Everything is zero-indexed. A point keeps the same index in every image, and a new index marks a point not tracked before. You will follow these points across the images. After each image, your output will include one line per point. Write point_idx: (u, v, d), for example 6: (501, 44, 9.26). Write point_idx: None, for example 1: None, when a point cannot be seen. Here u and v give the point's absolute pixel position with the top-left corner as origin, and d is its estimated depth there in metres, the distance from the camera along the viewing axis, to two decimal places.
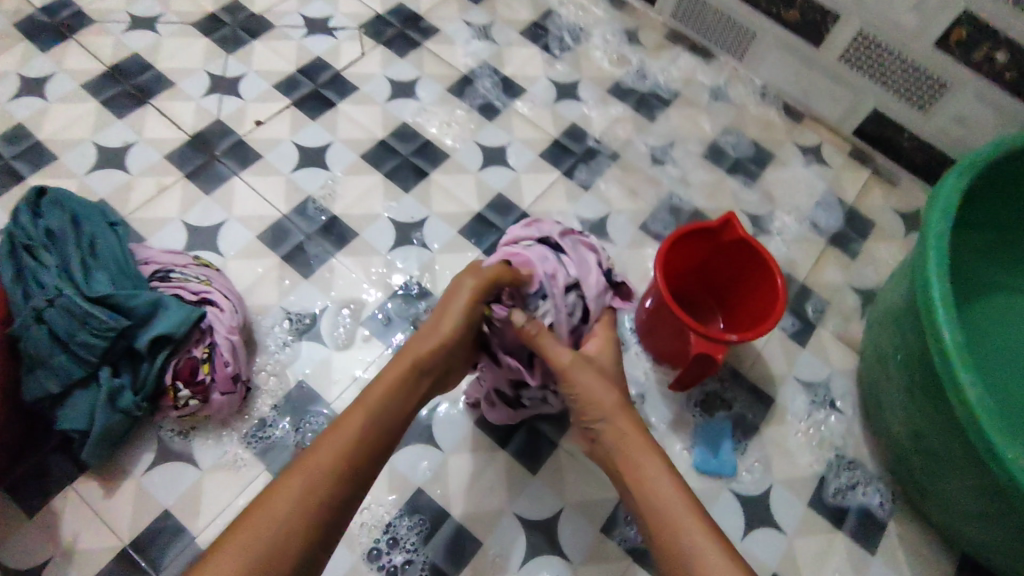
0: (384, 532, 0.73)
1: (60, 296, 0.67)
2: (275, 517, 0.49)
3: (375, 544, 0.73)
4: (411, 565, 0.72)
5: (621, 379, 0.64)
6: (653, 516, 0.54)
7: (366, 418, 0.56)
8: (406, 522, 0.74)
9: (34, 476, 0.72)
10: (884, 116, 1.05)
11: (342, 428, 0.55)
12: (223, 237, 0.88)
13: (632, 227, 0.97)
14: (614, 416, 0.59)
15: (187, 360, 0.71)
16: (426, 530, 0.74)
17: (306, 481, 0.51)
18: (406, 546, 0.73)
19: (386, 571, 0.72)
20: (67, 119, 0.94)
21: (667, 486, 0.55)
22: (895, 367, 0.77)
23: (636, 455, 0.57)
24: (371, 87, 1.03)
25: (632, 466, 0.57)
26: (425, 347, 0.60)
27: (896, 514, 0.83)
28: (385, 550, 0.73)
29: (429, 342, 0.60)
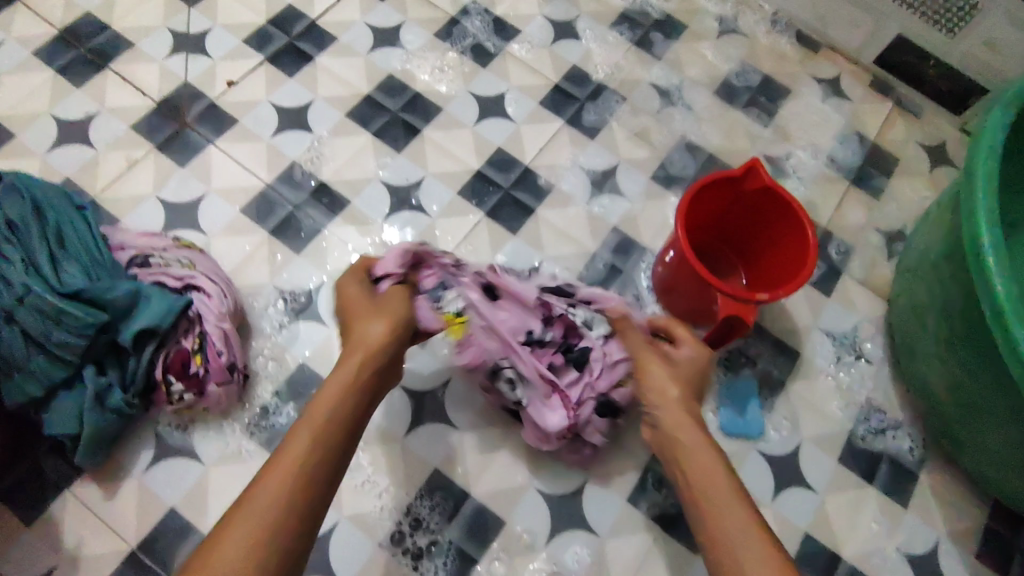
0: (405, 513, 0.70)
1: (29, 293, 0.61)
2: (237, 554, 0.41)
3: (397, 527, 0.70)
4: (437, 546, 0.69)
5: (696, 380, 0.62)
6: (701, 499, 0.52)
7: (314, 427, 0.48)
8: (427, 503, 0.71)
9: (28, 482, 0.68)
10: (908, 43, 0.96)
11: (282, 453, 0.46)
12: (204, 212, 0.81)
13: (643, 178, 0.90)
14: (672, 406, 0.58)
15: (177, 352, 0.66)
16: (449, 510, 0.71)
17: (260, 504, 0.43)
18: (430, 527, 0.70)
19: (411, 554, 0.69)
20: (20, 91, 0.86)
21: (715, 474, 0.52)
22: (932, 317, 0.73)
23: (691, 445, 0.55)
24: (351, 37, 0.94)
25: (684, 452, 0.55)
26: (359, 346, 0.55)
27: (928, 464, 0.80)
28: (408, 532, 0.69)
29: (359, 339, 0.56)
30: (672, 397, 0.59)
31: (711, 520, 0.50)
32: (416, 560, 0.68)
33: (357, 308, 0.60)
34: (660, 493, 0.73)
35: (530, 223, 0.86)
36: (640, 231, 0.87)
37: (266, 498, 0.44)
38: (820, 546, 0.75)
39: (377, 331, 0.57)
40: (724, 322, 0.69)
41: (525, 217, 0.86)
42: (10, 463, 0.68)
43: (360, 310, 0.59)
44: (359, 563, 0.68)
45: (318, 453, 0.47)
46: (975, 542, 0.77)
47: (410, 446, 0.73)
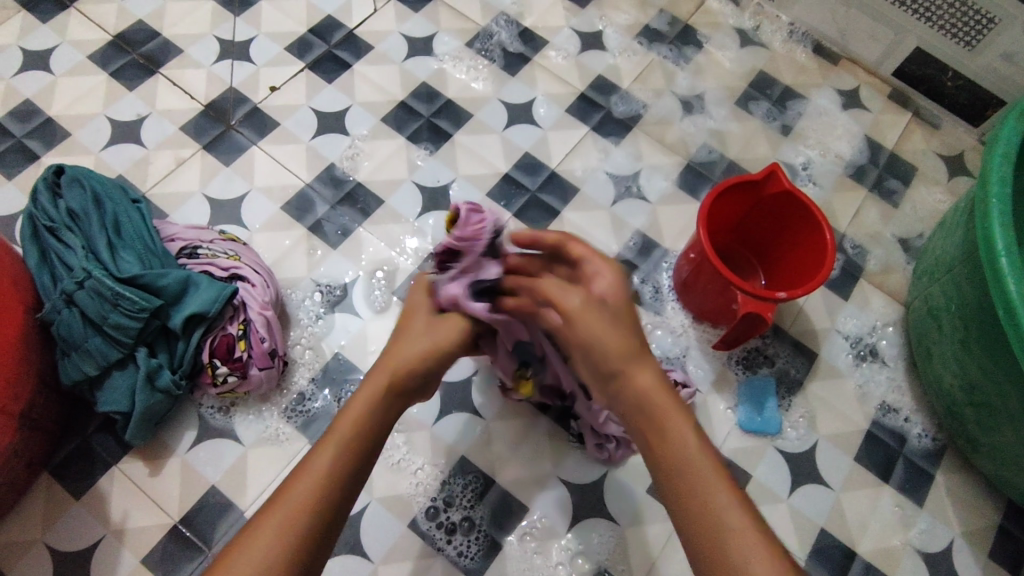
0: (439, 489, 0.73)
1: (90, 278, 0.66)
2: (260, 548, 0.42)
3: (432, 503, 0.73)
4: (469, 522, 0.72)
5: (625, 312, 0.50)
6: (683, 491, 0.44)
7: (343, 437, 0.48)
8: (460, 481, 0.74)
9: (78, 457, 0.72)
10: (927, 55, 0.99)
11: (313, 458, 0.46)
12: (246, 209, 0.86)
13: (665, 182, 0.94)
14: (628, 363, 0.47)
15: (222, 338, 0.70)
16: (480, 488, 0.74)
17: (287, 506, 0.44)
18: (462, 503, 0.73)
19: (445, 529, 0.72)
20: (77, 93, 0.91)
21: (698, 454, 0.45)
22: (948, 319, 0.75)
23: (676, 433, 0.45)
24: (387, 46, 0.98)
25: (656, 432, 0.46)
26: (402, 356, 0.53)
27: (944, 466, 0.81)
28: (442, 508, 0.73)
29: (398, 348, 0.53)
30: (624, 365, 0.47)
31: (693, 502, 0.44)
32: (449, 535, 0.72)
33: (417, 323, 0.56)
34: None
35: (555, 225, 0.89)
36: (662, 233, 0.90)
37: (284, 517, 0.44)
38: (835, 542, 0.77)
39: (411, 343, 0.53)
40: (745, 319, 0.71)
41: (551, 219, 0.89)
42: (64, 439, 0.72)
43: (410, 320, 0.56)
44: (390, 542, 0.71)
45: (346, 463, 0.47)
46: (989, 544, 0.78)
47: (438, 433, 0.76)
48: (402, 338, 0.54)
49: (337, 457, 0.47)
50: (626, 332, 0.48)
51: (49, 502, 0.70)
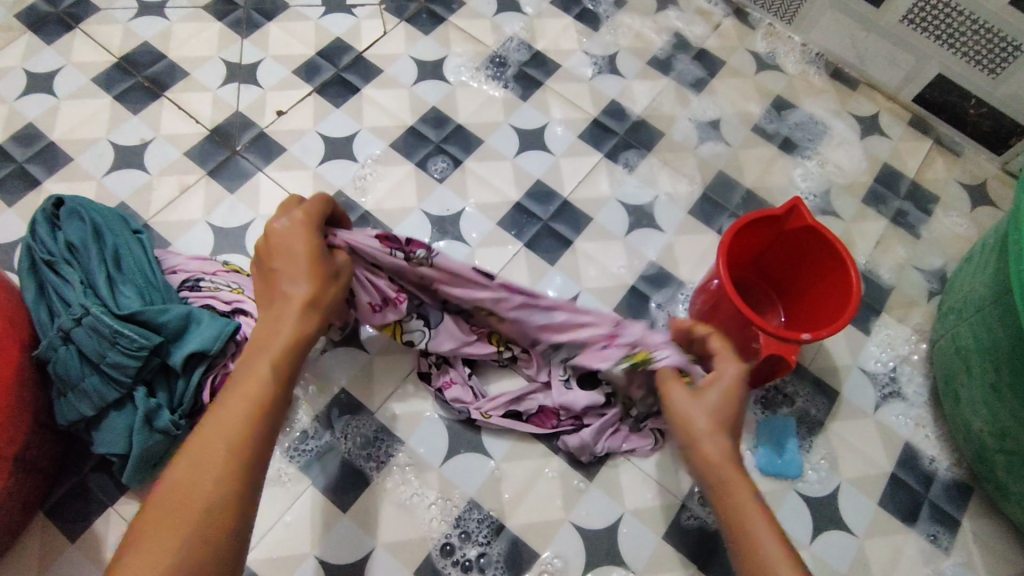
0: (454, 525, 0.71)
1: (88, 314, 0.63)
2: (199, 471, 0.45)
3: (447, 539, 0.70)
4: (485, 559, 0.70)
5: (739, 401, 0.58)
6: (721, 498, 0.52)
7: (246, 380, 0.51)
8: (475, 516, 0.72)
9: (75, 497, 0.69)
10: (950, 82, 0.96)
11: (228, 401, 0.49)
12: (250, 238, 0.83)
13: (680, 212, 0.91)
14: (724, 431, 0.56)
15: (223, 375, 0.68)
16: (496, 524, 0.71)
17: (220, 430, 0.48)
18: (478, 539, 0.71)
19: (460, 567, 0.70)
20: (80, 116, 0.89)
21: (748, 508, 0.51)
22: (978, 361, 0.72)
23: (741, 491, 0.52)
24: (396, 69, 0.96)
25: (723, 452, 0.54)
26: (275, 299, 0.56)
27: (970, 511, 0.78)
28: (457, 545, 0.70)
29: (285, 290, 0.56)
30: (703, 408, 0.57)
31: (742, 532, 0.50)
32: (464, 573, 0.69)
33: (308, 253, 0.58)
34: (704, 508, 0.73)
35: (568, 255, 0.86)
36: (677, 264, 0.87)
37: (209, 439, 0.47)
38: None
39: (295, 266, 0.57)
40: (765, 361, 0.69)
41: (564, 248, 0.87)
42: (60, 478, 0.70)
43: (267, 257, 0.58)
44: None
45: (245, 405, 0.49)
46: None
47: (447, 474, 0.73)
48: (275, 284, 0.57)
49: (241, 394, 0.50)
50: (723, 412, 0.56)
51: (44, 546, 0.67)
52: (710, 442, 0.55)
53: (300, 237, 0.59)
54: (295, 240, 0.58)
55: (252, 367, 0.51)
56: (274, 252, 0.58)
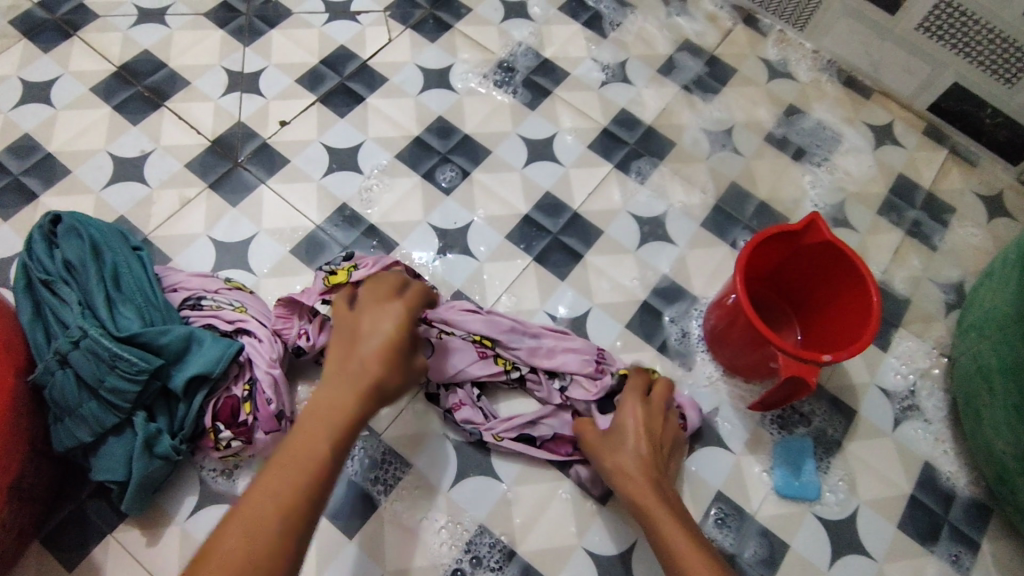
0: (465, 550, 0.69)
1: (86, 337, 0.61)
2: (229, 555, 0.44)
3: (457, 564, 0.69)
4: None
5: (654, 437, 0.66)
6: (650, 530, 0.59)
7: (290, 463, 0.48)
8: (486, 540, 0.70)
9: (72, 524, 0.67)
10: (966, 91, 0.94)
11: (267, 482, 0.47)
12: (253, 253, 0.81)
13: (692, 225, 0.89)
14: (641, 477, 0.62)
15: (226, 400, 0.66)
16: (507, 549, 0.70)
17: (250, 511, 0.46)
18: (489, 564, 0.69)
19: None
20: (78, 127, 0.87)
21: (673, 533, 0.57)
22: (1000, 381, 0.70)
23: (663, 522, 0.58)
24: (401, 78, 0.94)
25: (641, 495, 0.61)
26: (343, 373, 0.54)
27: (990, 534, 0.76)
28: (468, 570, 0.68)
29: (359, 360, 0.54)
30: (617, 452, 0.64)
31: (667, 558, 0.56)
32: None
33: (392, 341, 0.56)
34: (722, 532, 0.73)
35: (578, 269, 0.84)
36: (690, 279, 0.85)
37: (243, 522, 0.46)
38: None
39: (377, 345, 0.55)
40: (784, 383, 0.66)
41: (573, 263, 0.85)
42: (57, 504, 0.68)
43: (353, 328, 0.57)
44: None
45: (286, 492, 0.47)
46: None
47: (456, 498, 0.71)
48: (350, 359, 0.55)
49: (287, 476, 0.48)
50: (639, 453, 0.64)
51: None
52: (638, 479, 0.62)
53: (390, 323, 0.57)
54: (383, 326, 0.57)
55: (307, 444, 0.50)
56: (360, 331, 0.56)
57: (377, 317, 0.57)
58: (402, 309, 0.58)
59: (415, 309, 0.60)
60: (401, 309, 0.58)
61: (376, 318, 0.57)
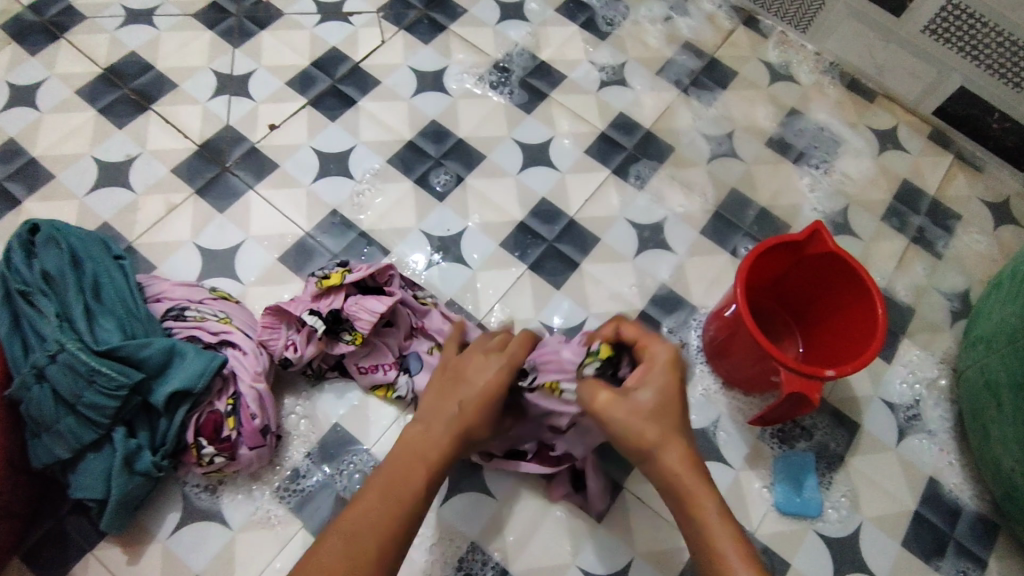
0: (457, 568, 0.67)
1: (63, 351, 0.59)
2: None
3: None
4: None
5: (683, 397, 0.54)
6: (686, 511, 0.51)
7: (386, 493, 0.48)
8: (478, 558, 0.68)
9: (51, 542, 0.65)
10: (972, 95, 0.92)
11: (361, 508, 0.47)
12: (240, 261, 0.79)
13: (691, 232, 0.87)
14: (667, 442, 0.51)
15: (209, 415, 0.64)
16: (500, 567, 0.68)
17: (345, 533, 0.46)
18: None
19: None
20: (63, 131, 0.85)
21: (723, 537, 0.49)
22: (1010, 396, 0.68)
23: (700, 498, 0.51)
24: (394, 80, 0.92)
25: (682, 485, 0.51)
26: (443, 414, 0.52)
27: (997, 551, 0.74)
28: None
29: (458, 405, 0.53)
30: (643, 421, 0.52)
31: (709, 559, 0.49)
32: None
33: (492, 388, 0.54)
34: None
35: (574, 278, 0.82)
36: (689, 287, 0.83)
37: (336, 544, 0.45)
38: None
39: (479, 393, 0.53)
40: (786, 398, 0.64)
41: (569, 271, 0.83)
42: (35, 521, 0.66)
43: (460, 369, 0.55)
44: None
45: (387, 524, 0.47)
46: None
47: (447, 514, 0.69)
48: (450, 398, 0.53)
49: (389, 509, 0.47)
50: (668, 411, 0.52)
51: None
52: (669, 447, 0.51)
53: (496, 369, 0.55)
54: (486, 371, 0.54)
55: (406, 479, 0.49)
56: (463, 372, 0.55)
57: (484, 360, 0.55)
58: (507, 356, 0.55)
59: (518, 360, 0.56)
60: (505, 356, 0.55)
61: (478, 364, 0.55)
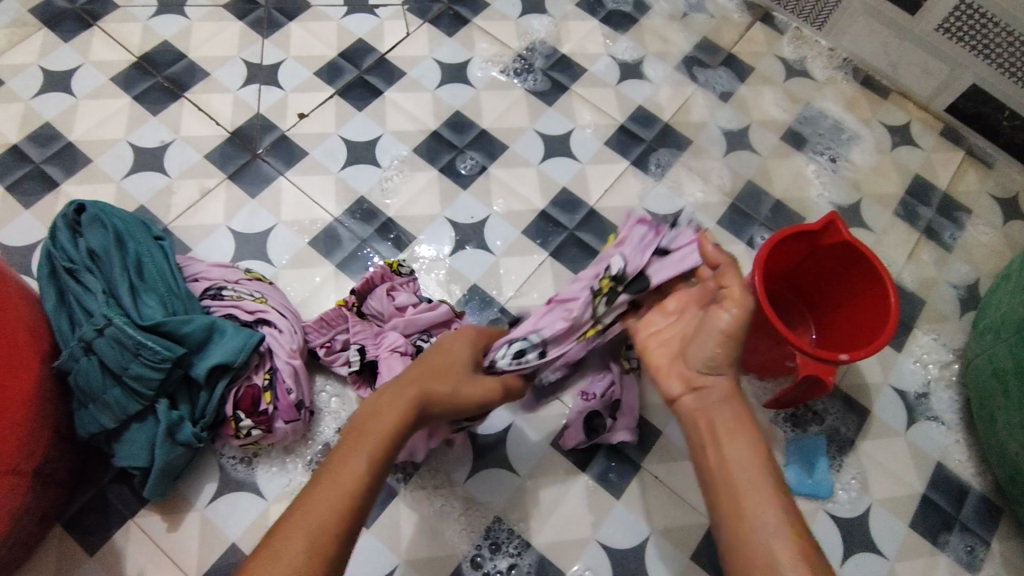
0: (484, 537, 0.70)
1: (110, 325, 0.62)
2: (314, 513, 0.43)
3: (477, 551, 0.69)
4: (516, 569, 0.69)
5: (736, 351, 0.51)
6: (712, 453, 0.49)
7: (372, 439, 0.48)
8: (505, 527, 0.71)
9: (93, 509, 0.68)
10: (983, 93, 0.94)
11: (343, 458, 0.46)
12: (272, 245, 0.82)
13: (708, 222, 0.89)
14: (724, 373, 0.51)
15: (248, 389, 0.67)
16: (525, 536, 0.71)
17: (332, 474, 0.45)
18: (509, 550, 0.70)
19: None
20: (99, 117, 0.88)
21: (749, 471, 0.47)
22: (1015, 384, 0.71)
23: (732, 449, 0.48)
24: (419, 72, 0.95)
25: (715, 427, 0.50)
26: (427, 367, 0.55)
27: (1000, 533, 0.77)
28: (487, 556, 0.69)
29: (440, 368, 0.56)
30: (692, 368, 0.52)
31: (730, 502, 0.46)
32: None
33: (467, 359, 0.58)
34: None
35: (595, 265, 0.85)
36: None
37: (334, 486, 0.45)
38: None
39: (457, 360, 0.57)
40: (801, 381, 0.67)
41: (590, 259, 0.85)
42: (79, 489, 0.69)
43: (439, 345, 0.59)
44: None
45: (376, 465, 0.47)
46: None
47: (473, 489, 0.72)
48: (423, 362, 0.56)
49: (375, 455, 0.47)
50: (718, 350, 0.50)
51: (62, 558, 0.66)
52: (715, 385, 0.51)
53: (468, 342, 0.60)
54: (460, 344, 0.60)
55: (381, 417, 0.50)
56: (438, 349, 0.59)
57: (459, 333, 0.61)
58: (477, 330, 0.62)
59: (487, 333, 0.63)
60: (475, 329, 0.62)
61: (450, 336, 0.60)
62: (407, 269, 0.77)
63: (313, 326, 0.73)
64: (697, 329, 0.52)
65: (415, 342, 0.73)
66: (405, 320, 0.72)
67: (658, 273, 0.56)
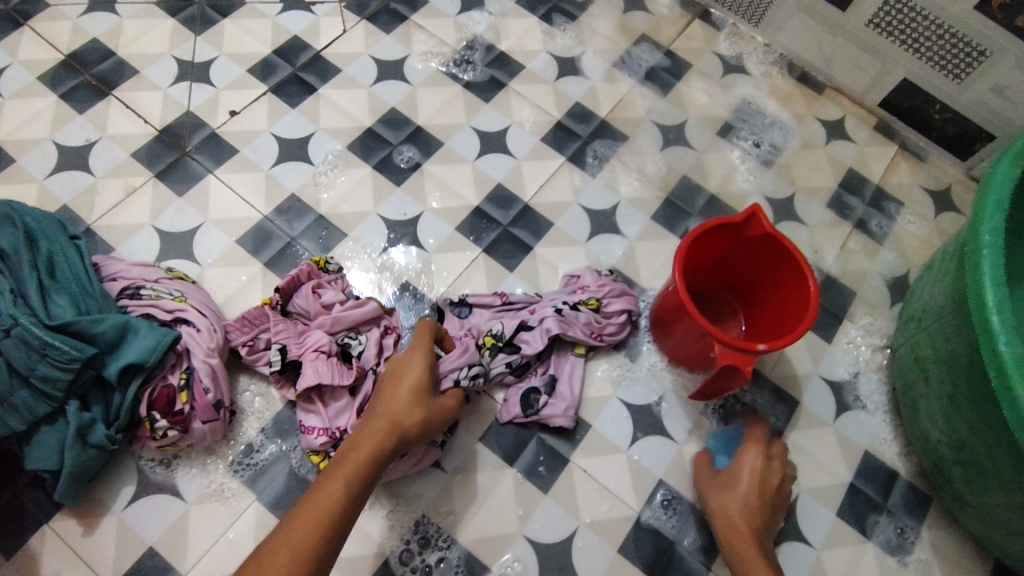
0: (413, 532, 0.70)
1: (16, 325, 0.61)
2: (296, 539, 0.51)
3: (405, 546, 0.69)
4: (445, 563, 0.69)
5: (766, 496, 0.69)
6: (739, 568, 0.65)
7: (345, 472, 0.56)
8: (434, 522, 0.71)
9: (7, 514, 0.67)
10: (914, 87, 0.95)
11: (323, 489, 0.55)
12: (198, 243, 0.81)
13: (643, 217, 0.90)
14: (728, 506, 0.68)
15: (163, 389, 0.66)
16: (454, 531, 0.70)
17: (312, 501, 0.53)
18: (438, 544, 0.70)
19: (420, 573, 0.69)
20: (23, 116, 0.86)
21: None
22: (936, 372, 0.71)
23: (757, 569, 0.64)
24: (355, 69, 0.94)
25: (741, 555, 0.65)
26: (391, 398, 0.62)
27: (928, 520, 0.78)
28: (416, 551, 0.69)
29: (399, 398, 0.62)
30: (726, 503, 0.69)
31: None
32: None
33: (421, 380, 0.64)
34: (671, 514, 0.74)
35: (528, 261, 0.85)
36: (639, 270, 0.86)
37: (313, 513, 0.53)
38: None
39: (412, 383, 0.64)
40: (722, 372, 0.67)
41: (523, 254, 0.85)
42: None
43: (393, 371, 0.65)
44: None
45: (351, 491, 0.55)
46: None
47: (400, 487, 0.71)
48: (384, 393, 0.63)
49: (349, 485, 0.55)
50: (751, 497, 0.69)
51: None
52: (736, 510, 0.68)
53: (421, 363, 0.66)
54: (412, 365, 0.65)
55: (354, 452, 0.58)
56: (392, 374, 0.65)
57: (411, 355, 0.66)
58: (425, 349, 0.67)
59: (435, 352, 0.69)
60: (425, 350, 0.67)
61: (401, 358, 0.66)
62: (334, 266, 0.78)
63: (235, 324, 0.71)
64: (735, 490, 0.69)
65: (341, 340, 0.72)
66: (331, 318, 0.72)
67: (527, 339, 0.75)
